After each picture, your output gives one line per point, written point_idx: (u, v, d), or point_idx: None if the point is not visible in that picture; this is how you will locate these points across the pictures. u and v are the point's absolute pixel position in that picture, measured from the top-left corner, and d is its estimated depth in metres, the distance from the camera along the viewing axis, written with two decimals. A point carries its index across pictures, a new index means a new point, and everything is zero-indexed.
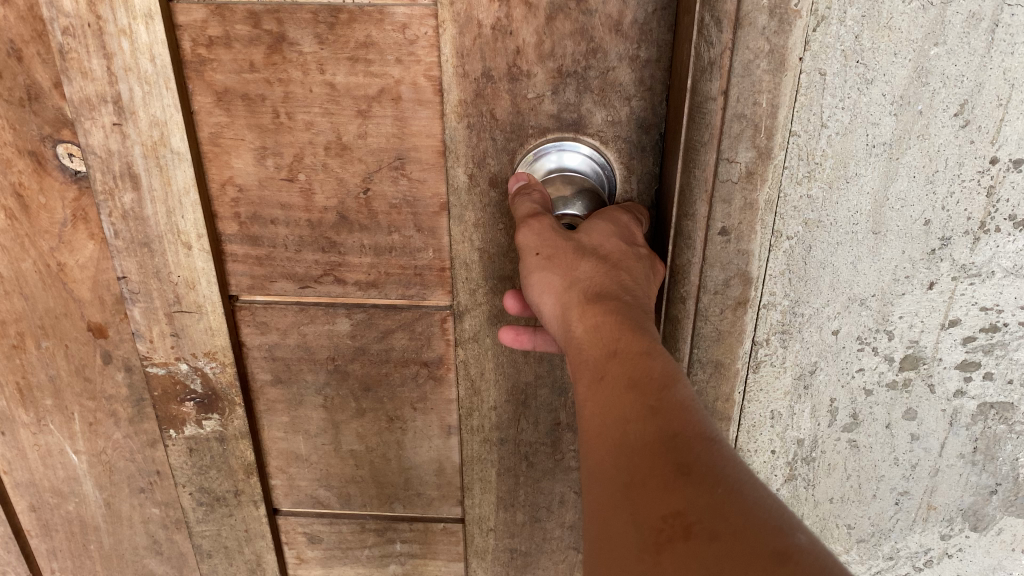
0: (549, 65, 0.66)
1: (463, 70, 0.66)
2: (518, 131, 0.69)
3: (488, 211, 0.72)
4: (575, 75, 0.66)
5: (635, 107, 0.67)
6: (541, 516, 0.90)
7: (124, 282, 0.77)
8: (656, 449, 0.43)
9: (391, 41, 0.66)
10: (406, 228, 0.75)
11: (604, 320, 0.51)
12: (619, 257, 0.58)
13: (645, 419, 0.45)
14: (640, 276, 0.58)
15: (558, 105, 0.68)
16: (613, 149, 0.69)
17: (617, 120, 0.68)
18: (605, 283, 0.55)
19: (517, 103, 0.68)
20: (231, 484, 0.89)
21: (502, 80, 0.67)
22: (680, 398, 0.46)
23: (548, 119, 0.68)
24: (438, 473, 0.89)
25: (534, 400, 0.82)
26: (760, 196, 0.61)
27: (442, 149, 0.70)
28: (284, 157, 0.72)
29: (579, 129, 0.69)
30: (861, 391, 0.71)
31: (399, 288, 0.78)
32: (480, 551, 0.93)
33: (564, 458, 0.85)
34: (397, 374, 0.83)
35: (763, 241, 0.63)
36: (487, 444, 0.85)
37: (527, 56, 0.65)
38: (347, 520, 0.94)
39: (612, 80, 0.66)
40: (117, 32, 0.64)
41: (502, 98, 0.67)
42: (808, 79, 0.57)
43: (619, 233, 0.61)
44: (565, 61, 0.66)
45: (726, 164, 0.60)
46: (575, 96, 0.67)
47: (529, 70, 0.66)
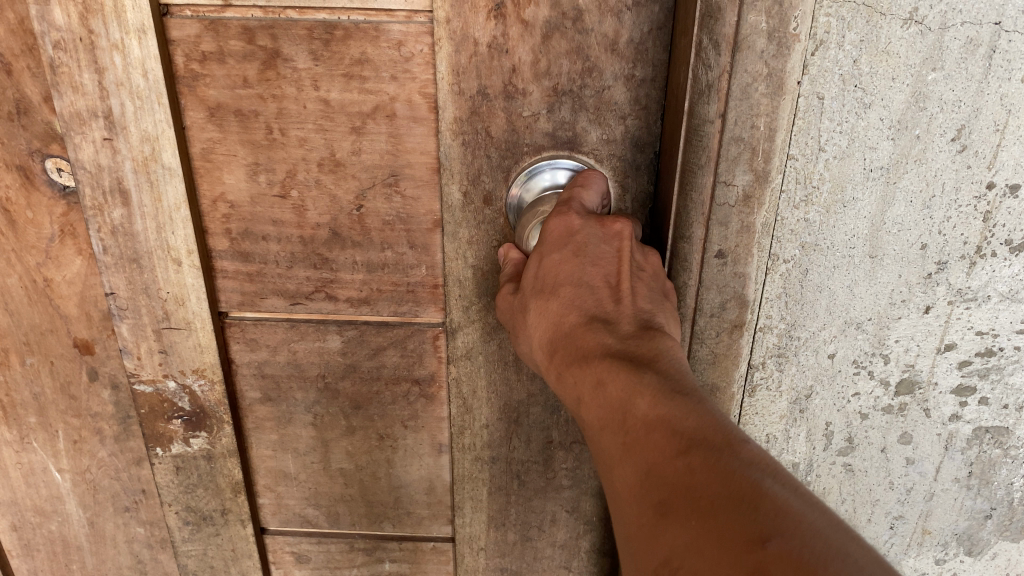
0: (545, 83, 0.65)
1: (459, 88, 0.65)
2: (513, 149, 0.68)
3: (480, 229, 0.71)
4: (571, 94, 0.65)
5: (630, 126, 0.66)
6: (532, 535, 0.89)
7: (112, 298, 0.76)
8: (640, 492, 0.44)
9: (387, 58, 0.66)
10: (399, 245, 0.74)
11: (573, 373, 0.54)
12: (558, 274, 0.59)
13: (626, 461, 0.46)
14: (590, 271, 0.58)
15: (553, 123, 0.67)
16: (609, 166, 0.68)
17: (613, 138, 0.67)
18: (549, 322, 0.58)
19: (512, 121, 0.67)
20: (218, 503, 0.88)
21: (498, 98, 0.66)
22: (648, 413, 0.46)
23: (543, 137, 0.67)
24: (428, 492, 0.88)
25: (526, 417, 0.81)
26: (757, 219, 0.61)
27: (436, 166, 0.70)
28: (276, 173, 0.71)
29: (574, 147, 0.67)
30: (857, 416, 0.71)
31: (392, 305, 0.77)
32: (470, 570, 0.92)
33: (556, 476, 0.85)
34: (388, 392, 0.82)
35: (759, 264, 0.63)
36: (478, 462, 0.84)
37: (523, 74, 0.65)
38: (336, 540, 0.93)
39: (607, 100, 0.65)
40: (109, 46, 0.65)
41: (498, 116, 0.66)
42: (806, 104, 0.57)
43: (553, 243, 0.61)
44: (560, 80, 0.65)
45: (723, 187, 0.60)
46: (570, 114, 0.66)
47: (524, 88, 0.65)
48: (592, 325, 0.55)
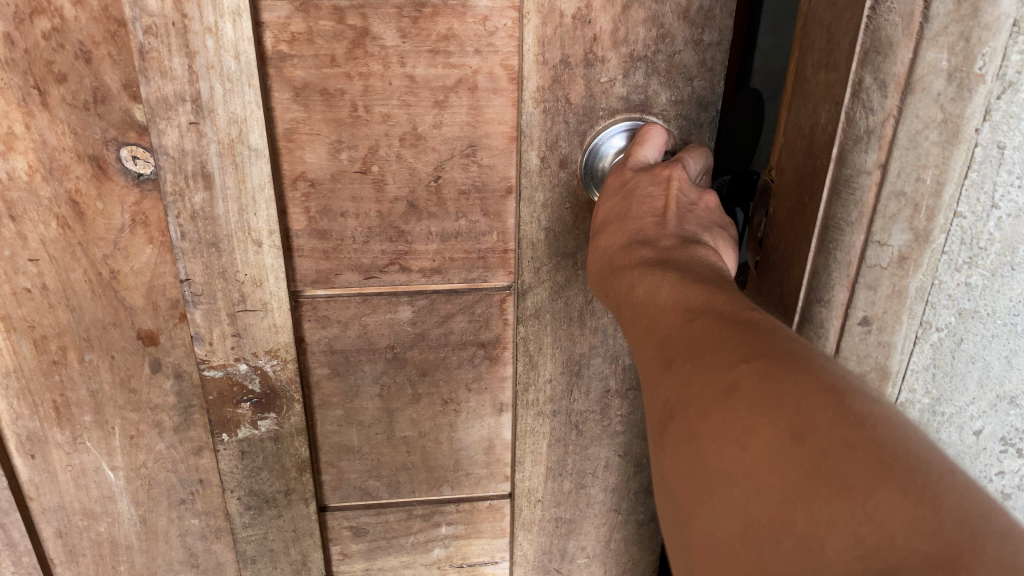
0: (622, 50, 0.71)
1: (544, 58, 0.70)
2: (589, 114, 0.73)
3: (554, 192, 0.76)
4: (645, 59, 0.71)
5: (696, 87, 0.73)
6: (586, 482, 0.95)
7: (186, 285, 0.77)
8: (654, 357, 0.52)
9: (472, 32, 0.70)
10: (473, 213, 0.78)
11: (612, 284, 0.62)
12: (611, 215, 0.67)
13: (646, 339, 0.54)
14: (635, 208, 0.65)
15: (627, 87, 0.72)
16: (676, 126, 0.75)
17: (680, 99, 0.73)
18: (600, 251, 0.66)
19: (591, 87, 0.72)
20: (282, 484, 0.90)
21: (579, 66, 0.71)
22: (668, 301, 0.54)
23: (617, 101, 0.73)
24: (487, 451, 0.93)
25: (587, 369, 0.87)
26: (910, 282, 0.62)
27: (513, 134, 0.75)
28: (358, 150, 0.74)
29: (645, 110, 0.74)
30: (1000, 495, 0.73)
31: (463, 272, 0.81)
32: (526, 523, 0.97)
33: (611, 423, 0.91)
34: (454, 357, 0.86)
35: (909, 332, 0.65)
36: (540, 417, 0.89)
37: (603, 43, 0.70)
38: (395, 509, 0.96)
39: (677, 63, 0.72)
40: (203, 30, 0.66)
41: (578, 83, 0.72)
42: (984, 152, 0.57)
43: (610, 193, 0.69)
44: (636, 47, 0.71)
45: (877, 247, 0.61)
46: (643, 79, 0.72)
47: (603, 56, 0.71)
48: (631, 247, 0.62)
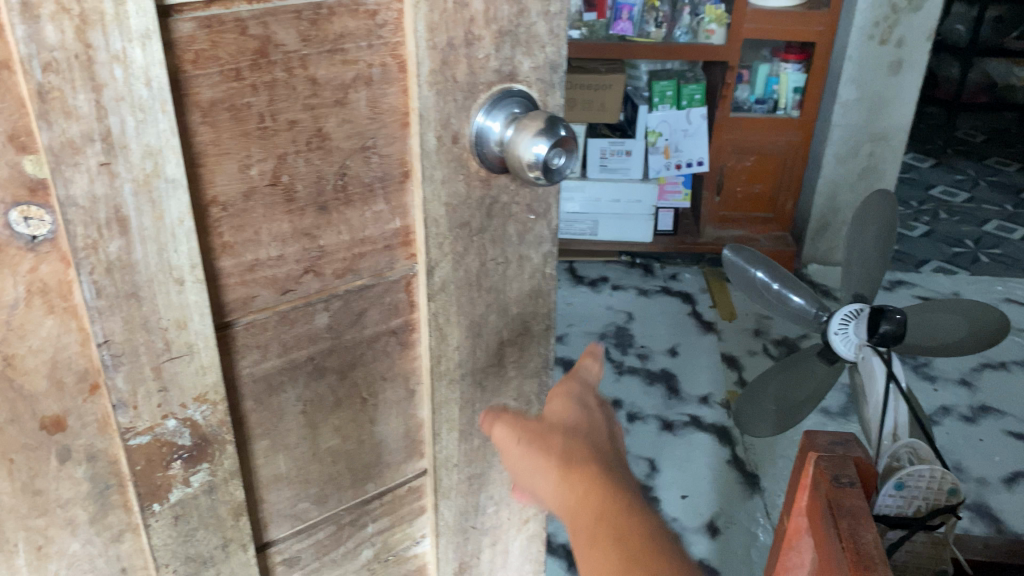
0: (493, 27, 0.77)
1: (433, 42, 0.74)
2: (471, 88, 0.77)
3: (450, 166, 0.80)
4: (510, 33, 0.78)
5: (549, 53, 0.82)
6: (492, 433, 0.99)
7: (104, 348, 0.69)
8: (631, 560, 0.71)
9: (362, 27, 0.73)
10: (376, 203, 0.81)
11: (579, 484, 0.76)
12: (584, 444, 0.79)
13: (603, 540, 0.73)
14: (582, 435, 0.80)
15: (499, 61, 0.78)
16: (536, 89, 0.82)
17: (539, 66, 0.81)
18: (574, 448, 0.79)
19: (472, 65, 0.77)
20: (219, 538, 0.84)
21: (460, 46, 0.76)
22: (642, 525, 0.74)
23: (492, 74, 0.78)
24: (405, 435, 0.95)
25: (486, 327, 0.92)
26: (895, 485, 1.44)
27: (404, 118, 0.78)
28: (267, 162, 0.72)
29: (513, 78, 0.80)
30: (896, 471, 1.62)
31: (372, 265, 0.83)
32: (445, 491, 1.00)
33: (506, 368, 0.97)
34: (369, 351, 0.87)
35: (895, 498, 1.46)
36: (452, 384, 0.93)
37: (479, 22, 0.76)
38: (325, 523, 0.94)
39: (533, 34, 0.80)
40: (110, 58, 0.60)
41: (461, 63, 0.76)
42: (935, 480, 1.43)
43: (574, 421, 0.82)
44: (503, 22, 0.77)
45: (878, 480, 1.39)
46: (511, 51, 0.79)
47: (479, 35, 0.76)
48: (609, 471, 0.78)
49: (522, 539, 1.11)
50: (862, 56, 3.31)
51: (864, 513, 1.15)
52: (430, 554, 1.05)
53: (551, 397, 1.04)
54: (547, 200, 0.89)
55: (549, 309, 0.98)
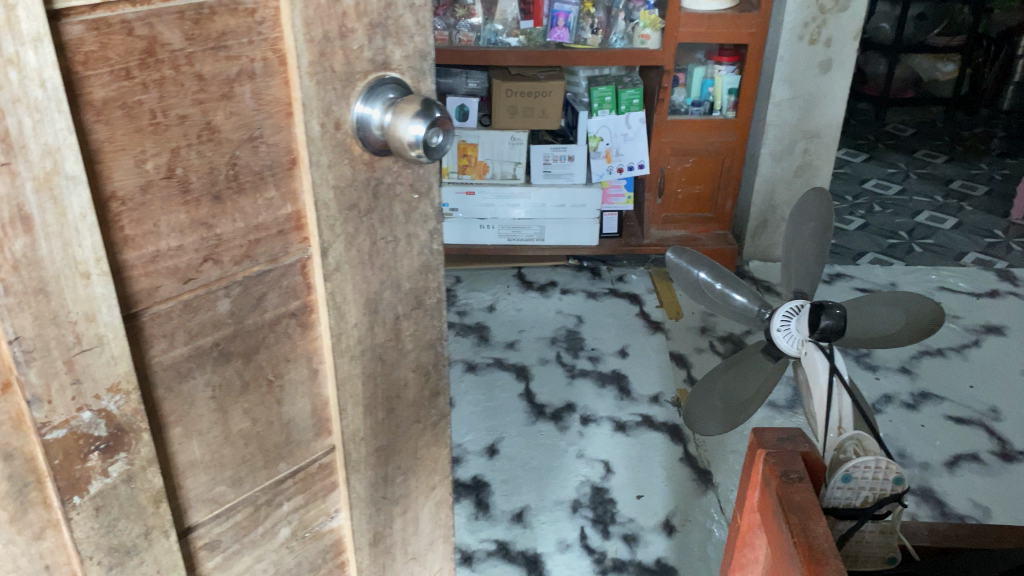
0: (365, 20, 0.81)
1: (310, 36, 0.79)
2: (348, 77, 0.82)
3: (334, 151, 0.84)
4: (380, 25, 0.83)
5: (418, 42, 0.87)
6: (395, 405, 1.05)
7: (16, 344, 0.70)
8: None
9: (243, 25, 0.77)
10: (268, 191, 0.85)
11: None
12: None
13: None
14: None
15: (372, 51, 0.83)
16: (409, 76, 0.87)
17: (410, 54, 0.86)
18: None
19: (348, 56, 0.81)
20: (140, 527, 0.86)
21: (336, 38, 0.80)
22: None
23: (366, 63, 0.83)
24: (312, 414, 1.00)
25: (381, 304, 0.97)
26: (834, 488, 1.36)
27: (289, 109, 0.82)
28: (162, 156, 0.76)
29: (387, 66, 0.85)
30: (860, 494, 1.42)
31: (268, 251, 0.87)
32: (354, 466, 1.05)
33: (403, 343, 1.02)
34: (271, 334, 0.91)
35: (844, 494, 1.38)
36: (353, 360, 0.97)
37: (351, 17, 0.80)
38: (242, 505, 0.97)
39: (402, 25, 0.85)
40: (4, 61, 0.63)
41: (338, 55, 0.81)
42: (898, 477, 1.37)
43: None
44: (373, 15, 0.82)
45: (843, 500, 1.38)
46: (382, 41, 0.83)
47: (352, 27, 0.81)
48: None
49: (430, 504, 1.19)
50: (793, 57, 3.53)
51: (816, 509, 1.20)
52: (346, 527, 1.10)
53: (447, 366, 1.10)
54: (428, 180, 0.94)
55: (439, 283, 1.03)
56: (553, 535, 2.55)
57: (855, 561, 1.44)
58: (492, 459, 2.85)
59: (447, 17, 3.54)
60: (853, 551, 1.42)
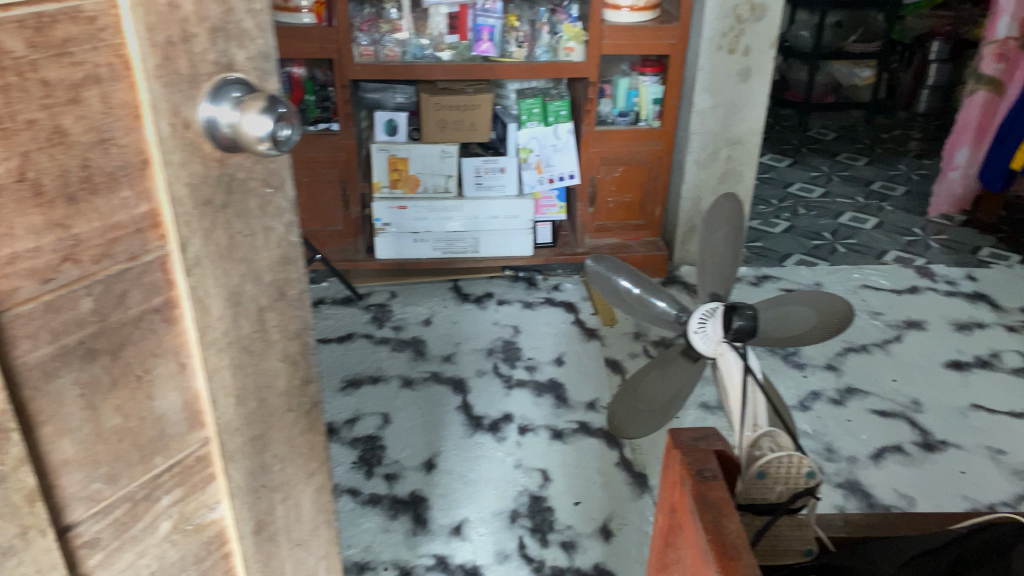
0: (206, 25, 0.86)
1: (152, 41, 0.82)
2: (193, 78, 0.86)
3: (185, 150, 0.88)
4: (221, 30, 0.88)
5: (260, 44, 0.93)
6: (265, 395, 1.10)
7: None
8: None
9: (83, 31, 0.79)
10: (123, 190, 0.86)
11: None
12: None
13: None
14: None
15: (216, 54, 0.88)
16: (253, 76, 0.93)
17: (252, 56, 0.92)
18: None
19: (192, 59, 0.85)
20: (16, 527, 0.86)
21: (179, 42, 0.84)
22: None
23: (210, 66, 0.87)
24: (184, 407, 1.02)
25: (244, 296, 1.01)
26: (767, 478, 1.53)
27: (137, 111, 0.85)
28: (12, 160, 0.76)
29: (230, 67, 0.90)
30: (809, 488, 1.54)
31: (127, 249, 0.89)
32: (230, 454, 1.09)
33: (268, 334, 1.07)
34: (136, 331, 0.93)
35: (764, 476, 1.53)
36: (220, 351, 1.01)
37: (192, 22, 0.85)
38: (119, 502, 0.98)
39: (242, 30, 0.90)
40: None
41: (182, 58, 0.85)
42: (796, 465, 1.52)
43: None
44: (214, 20, 0.87)
45: (763, 482, 1.53)
46: (224, 44, 0.88)
47: (194, 32, 0.85)
48: None
49: (306, 487, 1.26)
50: (714, 65, 3.63)
51: (727, 507, 1.36)
52: (227, 516, 1.14)
53: (314, 355, 1.17)
54: (280, 174, 0.99)
55: (299, 274, 1.09)
56: (492, 545, 2.55)
57: (775, 554, 1.54)
58: (432, 473, 2.85)
59: (373, 32, 3.59)
60: (769, 543, 1.54)
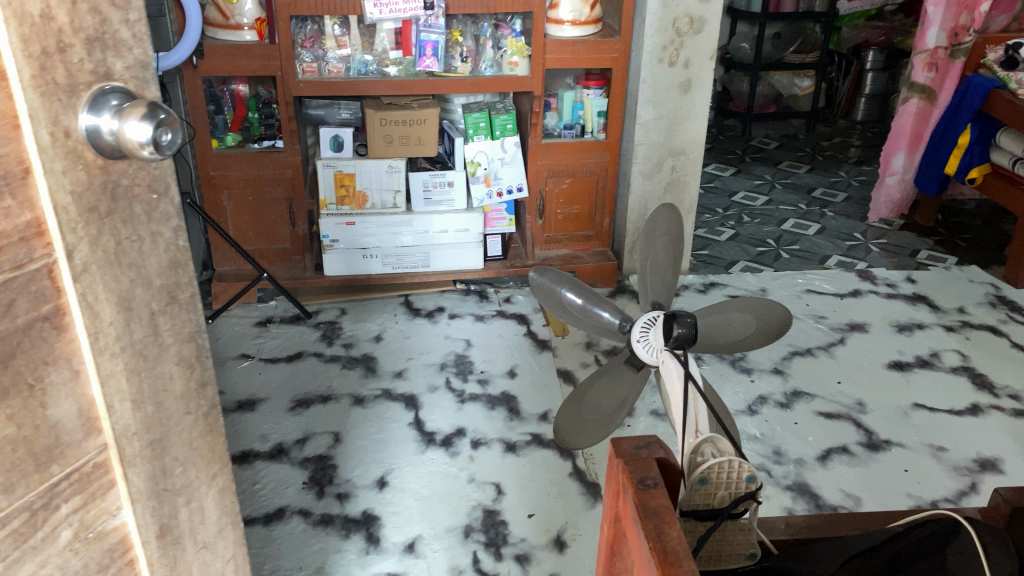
0: (81, 36, 0.90)
1: (27, 51, 0.85)
2: (71, 87, 0.90)
3: (67, 158, 0.91)
4: (97, 41, 0.92)
5: (137, 55, 0.97)
6: (161, 399, 1.12)
7: None
8: None
9: None
10: (4, 199, 0.87)
11: None
12: None
13: None
14: None
15: (94, 64, 0.92)
16: (132, 85, 0.97)
17: (130, 66, 0.96)
18: None
19: (69, 69, 0.89)
20: None
21: (54, 52, 0.87)
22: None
23: (88, 75, 0.91)
24: (79, 414, 1.02)
25: (135, 300, 1.04)
26: (706, 486, 1.51)
27: (14, 121, 0.86)
28: None
29: (109, 77, 0.94)
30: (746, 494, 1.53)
31: (11, 257, 0.89)
32: (130, 460, 1.10)
33: (162, 338, 1.09)
34: (25, 338, 0.93)
35: (702, 483, 1.51)
36: (113, 357, 1.03)
37: (67, 33, 0.88)
38: (17, 513, 0.96)
39: (119, 41, 0.94)
40: None
41: (59, 68, 0.88)
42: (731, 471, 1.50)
43: None
44: (90, 32, 0.91)
45: (702, 489, 1.51)
46: (101, 54, 0.92)
47: (70, 43, 0.89)
48: None
49: (211, 492, 1.28)
50: (655, 77, 3.73)
51: (669, 515, 1.32)
52: (130, 522, 1.13)
53: (209, 357, 1.19)
54: (164, 180, 1.03)
55: (189, 278, 1.12)
56: (446, 562, 2.57)
57: (717, 558, 1.56)
58: (382, 490, 2.84)
59: (316, 48, 3.58)
60: (712, 548, 1.55)
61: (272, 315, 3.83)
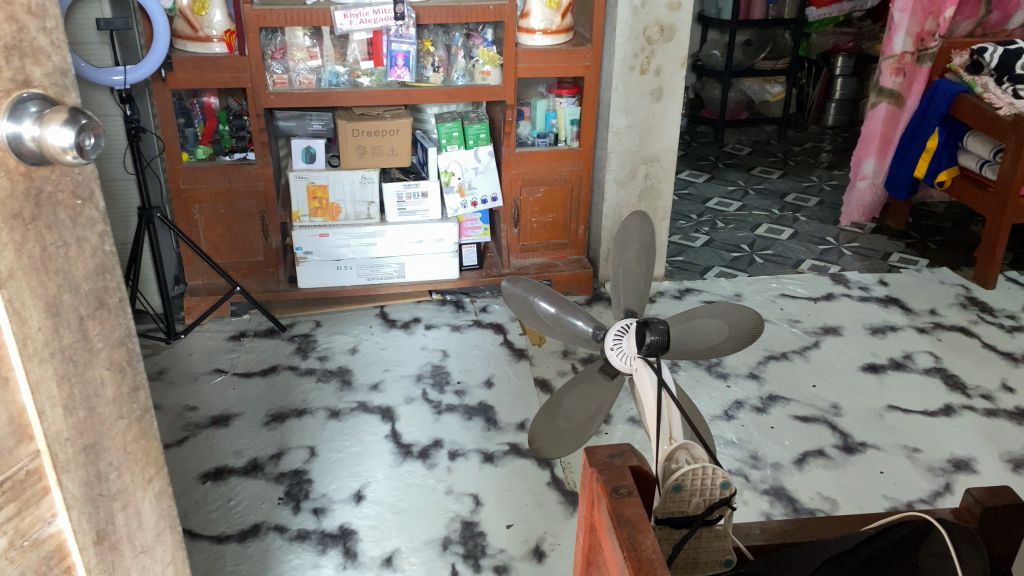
0: None
1: None
2: None
3: None
4: (14, 49, 0.94)
5: (56, 62, 1.00)
6: (94, 404, 1.14)
7: None
8: None
9: None
10: None
11: None
12: None
13: None
14: None
15: (13, 71, 0.94)
16: (53, 91, 1.00)
17: (49, 73, 0.99)
18: None
19: None
20: None
21: None
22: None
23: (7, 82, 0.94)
24: (10, 421, 1.02)
25: (63, 306, 1.05)
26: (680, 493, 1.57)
27: None
28: None
29: (28, 84, 0.96)
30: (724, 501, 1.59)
31: None
32: (64, 465, 1.10)
33: (92, 344, 1.11)
34: None
35: (677, 490, 1.57)
36: (43, 363, 1.04)
37: None
38: None
39: (37, 48, 0.97)
40: None
41: None
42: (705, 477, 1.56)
43: None
44: (6, 40, 0.93)
45: (677, 495, 1.57)
46: (20, 61, 0.95)
47: None
48: None
49: (149, 497, 1.28)
50: (626, 86, 3.78)
51: (642, 522, 1.34)
52: (66, 529, 1.13)
53: (140, 361, 1.21)
54: (88, 185, 1.06)
55: (117, 283, 1.14)
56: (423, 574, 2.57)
57: (693, 566, 1.62)
58: (360, 504, 2.84)
59: (287, 60, 3.56)
60: (688, 555, 1.61)
61: (246, 329, 3.81)
